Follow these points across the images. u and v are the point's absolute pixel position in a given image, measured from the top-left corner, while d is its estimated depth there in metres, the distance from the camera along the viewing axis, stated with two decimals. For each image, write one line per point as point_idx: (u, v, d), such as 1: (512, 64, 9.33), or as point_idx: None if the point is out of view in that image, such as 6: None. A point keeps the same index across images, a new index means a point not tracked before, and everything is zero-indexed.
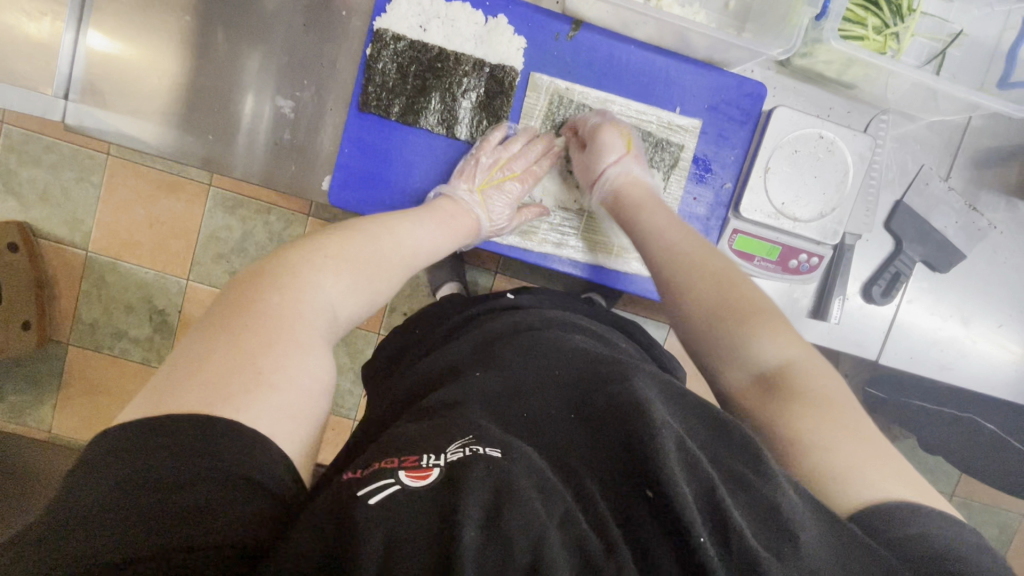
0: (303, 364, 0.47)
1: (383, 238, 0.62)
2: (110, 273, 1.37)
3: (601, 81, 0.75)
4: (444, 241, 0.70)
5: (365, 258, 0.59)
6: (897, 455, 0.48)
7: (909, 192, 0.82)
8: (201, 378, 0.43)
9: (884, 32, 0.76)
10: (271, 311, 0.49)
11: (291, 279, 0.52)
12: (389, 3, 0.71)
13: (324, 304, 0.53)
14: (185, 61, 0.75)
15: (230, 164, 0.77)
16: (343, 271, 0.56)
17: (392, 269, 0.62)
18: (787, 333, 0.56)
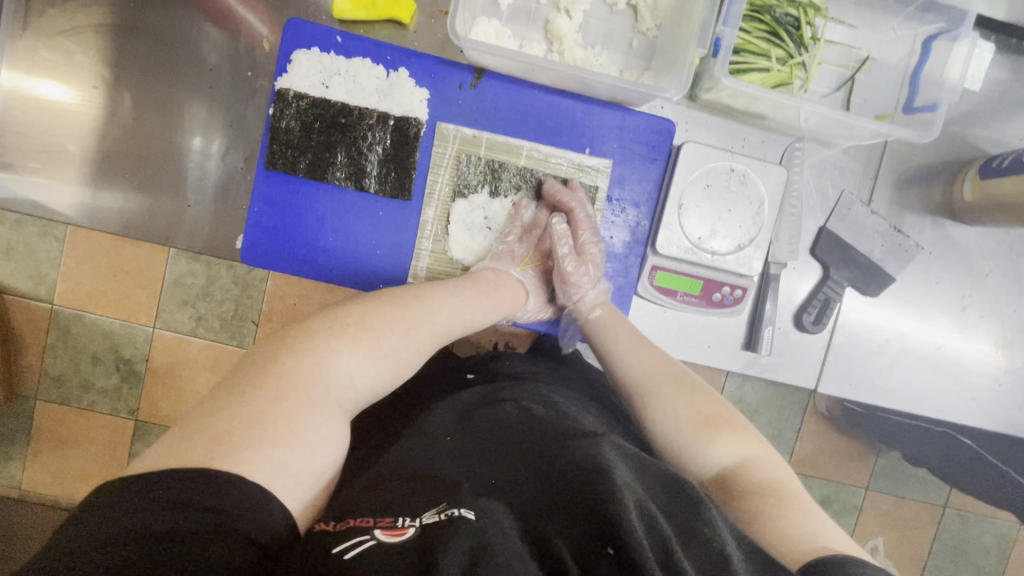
0: (310, 425, 0.46)
1: (413, 303, 0.62)
2: (75, 325, 1.37)
3: (508, 126, 0.75)
4: (484, 306, 0.70)
5: (388, 331, 0.58)
6: (778, 499, 0.52)
7: (832, 217, 0.81)
8: (213, 429, 0.42)
9: (789, 63, 0.76)
10: (298, 369, 0.49)
11: (307, 353, 0.51)
12: (290, 64, 0.72)
13: (344, 374, 0.52)
14: (99, 125, 0.76)
15: (153, 225, 0.78)
16: (368, 344, 0.55)
17: (422, 332, 0.61)
18: (681, 393, 0.64)
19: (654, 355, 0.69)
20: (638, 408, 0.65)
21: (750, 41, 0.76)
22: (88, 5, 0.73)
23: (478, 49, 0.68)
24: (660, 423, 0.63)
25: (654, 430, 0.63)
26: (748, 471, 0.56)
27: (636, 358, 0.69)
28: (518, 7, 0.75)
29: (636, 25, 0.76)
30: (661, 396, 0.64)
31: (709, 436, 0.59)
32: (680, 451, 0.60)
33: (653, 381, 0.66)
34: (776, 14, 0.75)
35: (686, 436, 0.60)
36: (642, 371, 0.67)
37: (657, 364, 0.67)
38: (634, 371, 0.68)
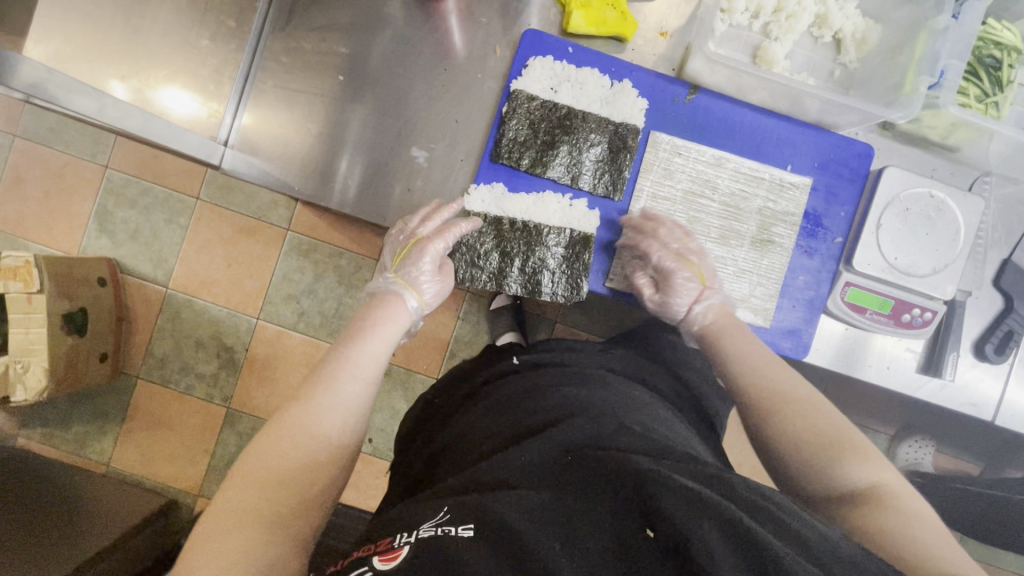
0: (238, 539, 0.49)
1: (319, 381, 0.61)
2: (184, 310, 1.43)
3: (716, 140, 0.80)
4: (380, 346, 0.67)
5: (283, 457, 0.55)
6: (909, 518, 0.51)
7: (1017, 250, 0.83)
8: (190, 553, 0.48)
9: (984, 100, 0.80)
10: (213, 515, 0.50)
11: (229, 483, 0.53)
12: (525, 69, 0.78)
13: (257, 480, 0.53)
14: (325, 112, 0.82)
15: (360, 207, 0.82)
16: (250, 472, 0.53)
17: (326, 432, 0.58)
18: (806, 412, 0.62)
19: (816, 409, 0.62)
20: (757, 418, 0.65)
21: None
22: (333, 9, 0.82)
23: (710, 64, 0.74)
24: (829, 470, 0.58)
25: (780, 433, 0.62)
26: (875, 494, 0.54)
27: (801, 416, 0.61)
28: (730, 32, 0.81)
29: (839, 58, 0.81)
30: (821, 456, 0.58)
31: (834, 459, 0.58)
32: (830, 482, 0.57)
33: (775, 403, 0.64)
34: (979, 53, 0.80)
35: (825, 460, 0.58)
36: (811, 433, 0.60)
37: (782, 384, 0.65)
38: (793, 410, 0.62)
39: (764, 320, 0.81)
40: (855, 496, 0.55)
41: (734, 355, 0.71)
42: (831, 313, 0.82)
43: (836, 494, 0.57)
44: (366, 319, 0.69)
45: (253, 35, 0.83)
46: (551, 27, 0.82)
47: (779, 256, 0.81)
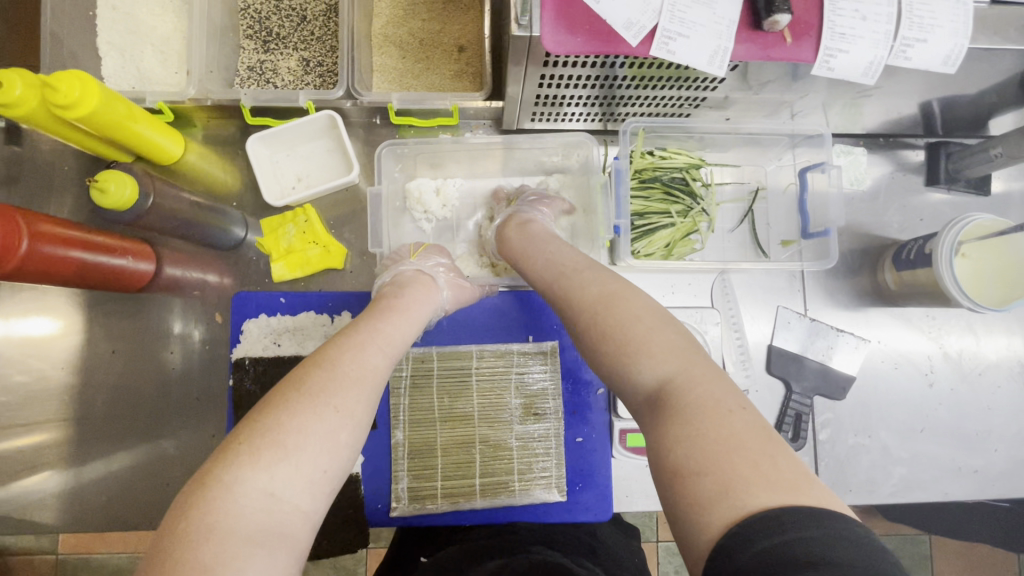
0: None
1: (312, 369, 0.52)
2: (81, 570, 1.26)
3: (454, 336, 0.81)
4: (396, 327, 0.62)
5: (307, 429, 0.47)
6: (735, 447, 0.41)
7: (777, 332, 0.85)
8: None
9: (691, 213, 0.83)
10: (213, 533, 0.41)
11: (215, 494, 0.42)
12: (242, 333, 0.77)
13: (260, 496, 0.43)
14: (66, 427, 0.81)
15: (126, 514, 0.79)
16: (276, 455, 0.45)
17: (349, 408, 0.51)
18: (675, 352, 0.50)
19: (624, 326, 0.54)
20: (603, 361, 0.54)
21: (651, 205, 0.83)
22: (52, 326, 0.82)
23: None
24: (622, 368, 0.52)
25: (628, 371, 0.51)
26: (681, 395, 0.46)
27: (597, 317, 0.56)
28: (441, 225, 0.83)
29: None
30: (610, 353, 0.54)
31: (634, 350, 0.52)
32: (626, 382, 0.52)
33: (611, 330, 0.54)
34: (665, 180, 0.83)
35: (677, 403, 0.46)
36: (606, 338, 0.54)
37: (632, 310, 0.54)
38: (581, 316, 0.58)
39: (559, 496, 0.78)
40: (652, 397, 0.49)
41: (541, 249, 0.68)
42: (618, 462, 0.81)
43: (643, 394, 0.50)
44: (383, 308, 0.63)
45: None
46: (270, 274, 0.84)
47: (551, 427, 0.79)
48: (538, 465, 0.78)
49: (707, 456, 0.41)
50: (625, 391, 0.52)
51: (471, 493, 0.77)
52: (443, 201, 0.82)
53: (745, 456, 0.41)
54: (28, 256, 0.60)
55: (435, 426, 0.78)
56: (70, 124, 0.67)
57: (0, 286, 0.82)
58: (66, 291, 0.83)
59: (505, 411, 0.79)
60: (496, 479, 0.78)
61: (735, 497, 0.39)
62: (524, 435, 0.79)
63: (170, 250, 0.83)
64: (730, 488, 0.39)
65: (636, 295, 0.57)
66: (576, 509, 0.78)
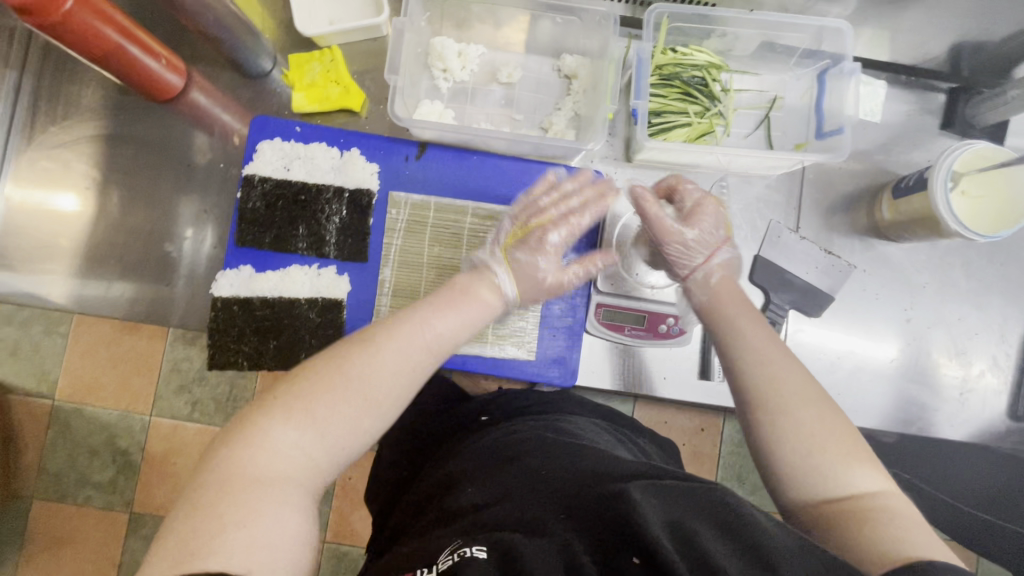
0: (271, 498, 0.47)
1: (354, 349, 0.56)
2: (76, 420, 1.18)
3: (453, 190, 0.84)
4: (454, 323, 0.62)
5: (331, 405, 0.52)
6: (893, 523, 0.46)
7: (764, 245, 0.87)
8: (193, 508, 0.46)
9: (707, 114, 0.84)
10: (234, 468, 0.48)
11: (250, 439, 0.49)
12: (255, 153, 0.81)
13: (285, 449, 0.50)
14: (83, 220, 0.88)
15: (125, 304, 0.88)
16: (305, 418, 0.51)
17: (379, 400, 0.55)
18: (833, 429, 0.52)
19: (823, 420, 0.53)
20: (751, 420, 0.55)
21: (669, 103, 0.84)
22: (83, 123, 0.88)
23: (418, 127, 0.78)
24: (805, 446, 0.52)
25: (770, 444, 0.53)
26: (869, 499, 0.49)
27: (811, 427, 0.52)
28: (457, 88, 0.86)
29: (568, 94, 0.85)
30: (828, 452, 0.51)
31: (813, 416, 0.53)
32: (823, 484, 0.50)
33: (772, 391, 0.55)
34: (685, 77, 0.83)
35: (851, 508, 0.48)
36: (812, 425, 0.52)
37: (809, 387, 0.55)
38: (769, 375, 0.56)
39: (526, 354, 0.82)
40: (837, 500, 0.49)
41: (726, 325, 0.62)
42: (592, 335, 0.84)
43: (816, 474, 0.51)
44: (444, 295, 0.64)
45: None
46: (288, 111, 0.88)
47: None
48: (515, 322, 0.82)
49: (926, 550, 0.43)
50: (807, 481, 0.51)
51: None
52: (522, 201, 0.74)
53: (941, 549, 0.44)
54: (69, 19, 0.64)
55: (421, 268, 0.82)
56: None
57: (39, 79, 0.87)
58: (99, 92, 0.88)
59: None
60: None
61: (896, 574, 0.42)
62: None
63: (200, 74, 0.87)
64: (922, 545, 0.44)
65: (834, 405, 0.55)
66: (529, 366, 0.82)
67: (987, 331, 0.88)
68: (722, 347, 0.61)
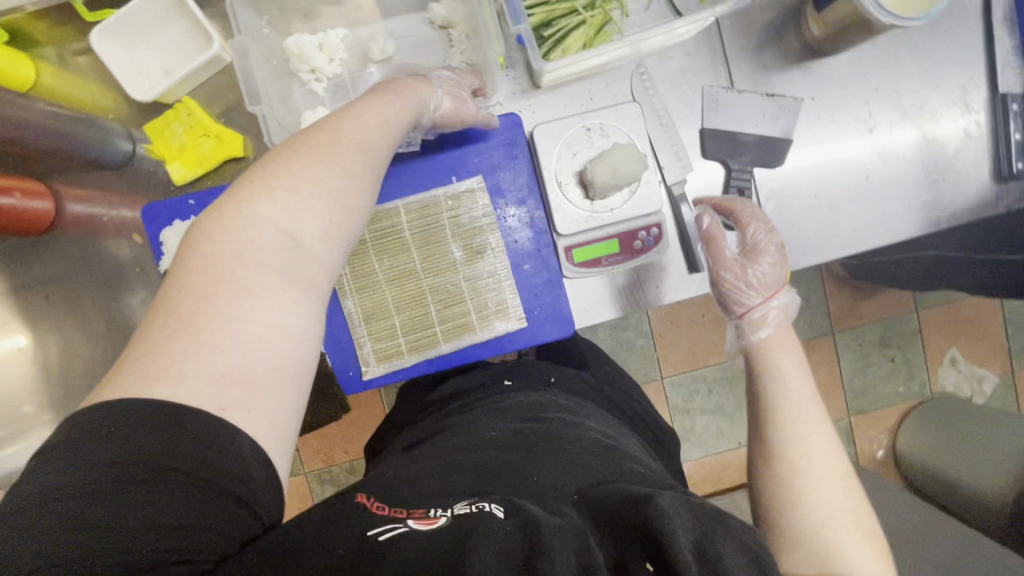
0: (260, 320, 0.43)
1: (325, 136, 0.50)
2: None
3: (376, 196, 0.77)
4: (400, 109, 0.58)
5: (317, 179, 0.47)
6: None
7: (706, 116, 0.81)
8: (151, 332, 0.41)
9: (597, 5, 0.76)
10: (213, 262, 0.43)
11: (228, 221, 0.45)
12: (163, 246, 0.75)
13: (273, 234, 0.45)
14: (34, 379, 0.84)
15: None
16: (291, 198, 0.46)
17: (357, 171, 0.51)
18: (855, 523, 0.57)
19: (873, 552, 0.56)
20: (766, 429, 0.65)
21: (555, 8, 0.76)
22: None
23: None
24: (798, 471, 0.60)
25: (788, 455, 0.61)
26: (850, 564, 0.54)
27: (820, 457, 0.60)
28: (334, 83, 0.77)
29: (450, 45, 0.77)
30: (826, 494, 0.58)
31: (841, 499, 0.58)
32: (817, 526, 0.57)
33: (790, 422, 0.63)
34: None
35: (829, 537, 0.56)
36: (835, 482, 0.59)
37: (850, 471, 0.61)
38: (811, 445, 0.61)
39: (517, 323, 0.79)
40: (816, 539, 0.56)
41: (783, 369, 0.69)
42: (573, 278, 0.81)
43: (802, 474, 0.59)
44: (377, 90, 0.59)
45: None
46: (173, 185, 0.80)
47: (496, 263, 0.79)
48: (493, 299, 0.79)
49: None
50: (794, 482, 0.59)
51: (433, 341, 0.79)
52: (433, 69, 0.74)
53: None
54: None
55: (381, 288, 0.78)
56: None
57: None
58: None
59: (446, 259, 0.78)
60: (456, 322, 0.79)
61: None
62: (468, 283, 0.79)
63: (65, 186, 0.79)
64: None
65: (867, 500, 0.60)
66: (525, 335, 0.80)
67: (952, 107, 0.85)
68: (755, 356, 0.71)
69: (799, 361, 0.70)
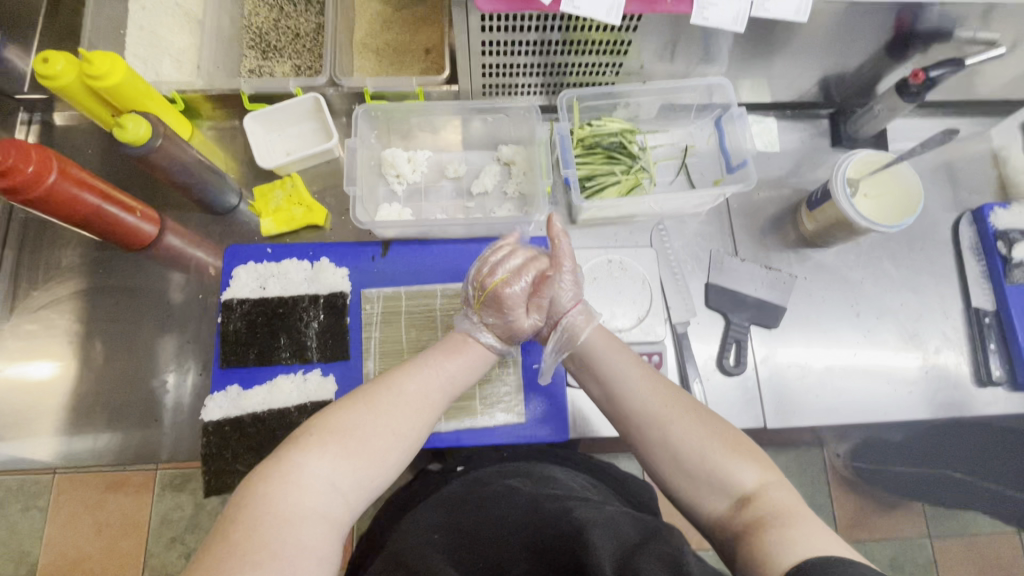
0: (291, 538, 0.51)
1: (379, 392, 0.63)
2: None
3: (421, 277, 0.90)
4: (461, 372, 0.71)
5: (364, 439, 0.59)
6: (788, 521, 0.52)
7: (712, 273, 0.94)
8: (212, 551, 0.49)
9: (632, 171, 0.95)
10: (262, 500, 0.52)
11: (284, 469, 0.54)
12: (232, 279, 0.87)
13: (315, 480, 0.55)
14: (65, 376, 0.90)
15: (119, 451, 0.87)
16: (336, 449, 0.57)
17: (404, 433, 0.62)
18: (723, 439, 0.60)
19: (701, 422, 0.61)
20: (644, 437, 0.64)
21: (597, 167, 0.94)
22: (64, 284, 0.93)
23: (380, 227, 0.87)
24: (662, 437, 0.62)
25: (665, 440, 0.62)
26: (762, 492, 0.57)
27: (696, 437, 0.61)
28: (411, 189, 0.96)
29: (510, 179, 0.95)
30: (714, 452, 0.59)
31: (711, 442, 0.60)
32: (716, 479, 0.59)
33: (660, 421, 0.63)
34: (605, 144, 0.95)
35: (717, 457, 0.59)
36: (704, 442, 0.60)
37: (680, 397, 0.64)
38: (664, 419, 0.63)
39: (516, 417, 0.84)
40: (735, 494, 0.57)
41: (613, 368, 0.69)
42: (577, 387, 0.87)
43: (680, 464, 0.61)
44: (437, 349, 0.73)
45: None
46: (257, 237, 0.96)
47: (509, 356, 0.87)
48: (499, 387, 0.85)
49: (800, 535, 0.51)
50: (660, 454, 0.62)
51: (435, 415, 0.83)
52: (487, 256, 0.78)
53: (829, 540, 0.51)
54: (52, 191, 0.72)
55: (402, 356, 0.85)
56: (98, 95, 0.81)
57: (22, 251, 0.94)
58: (79, 252, 0.94)
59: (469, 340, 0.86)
60: (462, 402, 0.84)
61: (784, 552, 0.50)
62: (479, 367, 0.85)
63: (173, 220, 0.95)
64: (801, 540, 0.50)
65: (711, 413, 0.64)
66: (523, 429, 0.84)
67: (930, 310, 0.96)
68: (601, 372, 0.69)
69: (621, 352, 0.70)
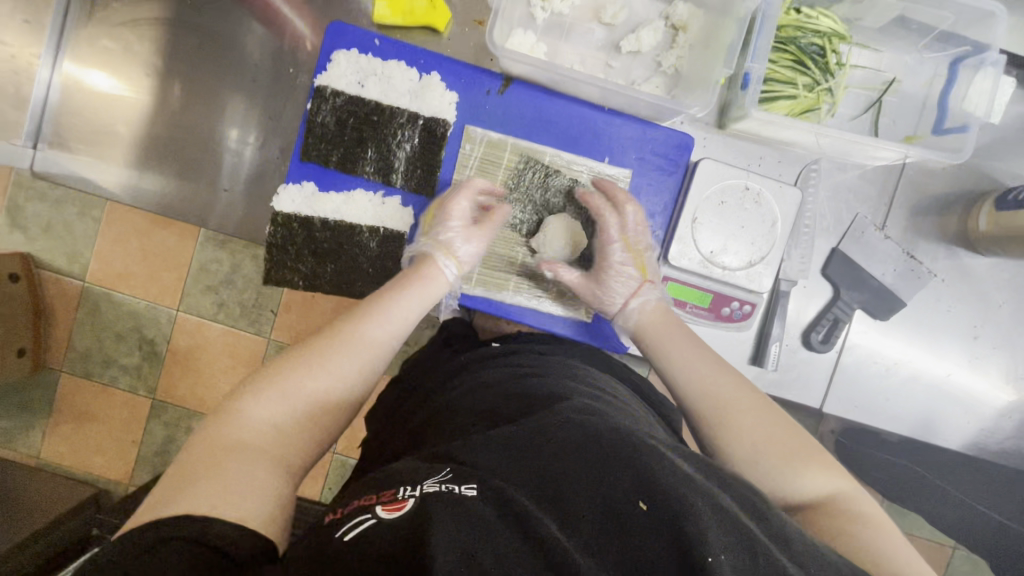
0: (232, 468, 0.47)
1: (344, 320, 0.63)
2: (104, 305, 1.17)
3: (532, 133, 0.79)
4: (417, 286, 0.70)
5: (316, 375, 0.57)
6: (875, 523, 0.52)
7: (845, 240, 0.83)
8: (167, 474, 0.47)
9: (817, 89, 0.77)
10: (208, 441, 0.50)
11: (231, 415, 0.52)
12: (330, 63, 0.76)
13: (261, 421, 0.52)
14: (140, 105, 0.84)
15: (183, 203, 0.85)
16: (283, 384, 0.55)
17: (370, 349, 0.62)
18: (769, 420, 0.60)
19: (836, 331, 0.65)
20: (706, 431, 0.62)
21: (776, 71, 0.77)
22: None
23: (508, 59, 0.72)
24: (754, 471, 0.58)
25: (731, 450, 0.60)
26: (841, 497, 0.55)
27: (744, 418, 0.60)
28: (553, 21, 0.78)
29: (671, 47, 0.77)
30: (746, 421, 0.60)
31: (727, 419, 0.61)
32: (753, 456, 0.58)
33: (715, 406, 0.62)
34: (801, 44, 0.76)
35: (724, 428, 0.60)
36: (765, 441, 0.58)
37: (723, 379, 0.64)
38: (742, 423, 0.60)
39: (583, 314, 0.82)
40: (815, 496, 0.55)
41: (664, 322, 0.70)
42: None
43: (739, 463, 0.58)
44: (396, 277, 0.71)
45: (56, 17, 0.82)
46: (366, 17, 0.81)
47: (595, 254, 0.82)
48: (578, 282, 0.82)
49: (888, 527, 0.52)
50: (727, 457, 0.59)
51: (504, 285, 0.81)
52: None
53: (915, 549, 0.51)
54: None
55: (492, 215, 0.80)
56: None
57: None
58: None
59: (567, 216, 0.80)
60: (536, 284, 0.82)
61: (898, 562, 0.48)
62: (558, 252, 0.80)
63: None
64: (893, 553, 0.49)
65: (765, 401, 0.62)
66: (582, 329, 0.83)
67: None
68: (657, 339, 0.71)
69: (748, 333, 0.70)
